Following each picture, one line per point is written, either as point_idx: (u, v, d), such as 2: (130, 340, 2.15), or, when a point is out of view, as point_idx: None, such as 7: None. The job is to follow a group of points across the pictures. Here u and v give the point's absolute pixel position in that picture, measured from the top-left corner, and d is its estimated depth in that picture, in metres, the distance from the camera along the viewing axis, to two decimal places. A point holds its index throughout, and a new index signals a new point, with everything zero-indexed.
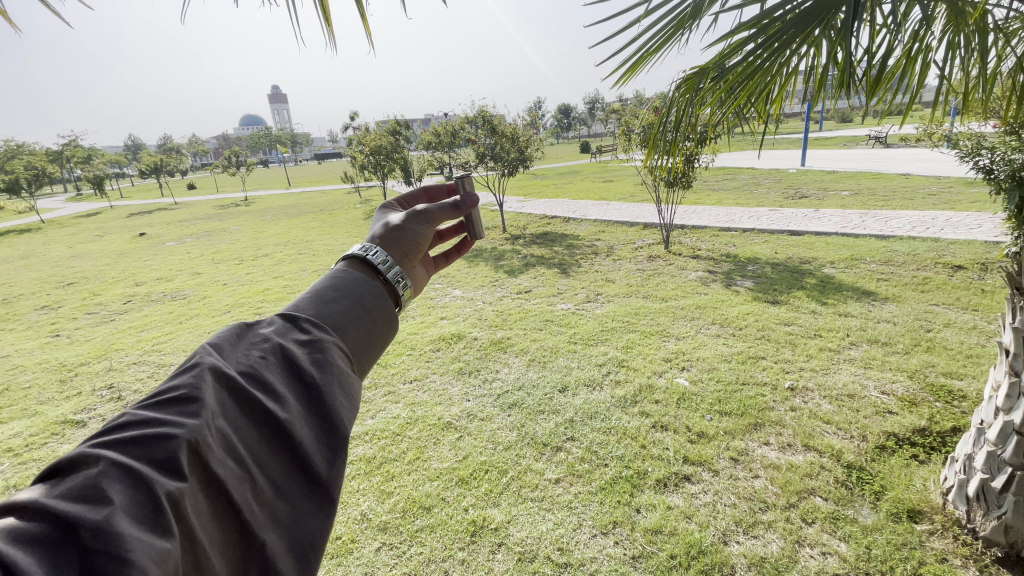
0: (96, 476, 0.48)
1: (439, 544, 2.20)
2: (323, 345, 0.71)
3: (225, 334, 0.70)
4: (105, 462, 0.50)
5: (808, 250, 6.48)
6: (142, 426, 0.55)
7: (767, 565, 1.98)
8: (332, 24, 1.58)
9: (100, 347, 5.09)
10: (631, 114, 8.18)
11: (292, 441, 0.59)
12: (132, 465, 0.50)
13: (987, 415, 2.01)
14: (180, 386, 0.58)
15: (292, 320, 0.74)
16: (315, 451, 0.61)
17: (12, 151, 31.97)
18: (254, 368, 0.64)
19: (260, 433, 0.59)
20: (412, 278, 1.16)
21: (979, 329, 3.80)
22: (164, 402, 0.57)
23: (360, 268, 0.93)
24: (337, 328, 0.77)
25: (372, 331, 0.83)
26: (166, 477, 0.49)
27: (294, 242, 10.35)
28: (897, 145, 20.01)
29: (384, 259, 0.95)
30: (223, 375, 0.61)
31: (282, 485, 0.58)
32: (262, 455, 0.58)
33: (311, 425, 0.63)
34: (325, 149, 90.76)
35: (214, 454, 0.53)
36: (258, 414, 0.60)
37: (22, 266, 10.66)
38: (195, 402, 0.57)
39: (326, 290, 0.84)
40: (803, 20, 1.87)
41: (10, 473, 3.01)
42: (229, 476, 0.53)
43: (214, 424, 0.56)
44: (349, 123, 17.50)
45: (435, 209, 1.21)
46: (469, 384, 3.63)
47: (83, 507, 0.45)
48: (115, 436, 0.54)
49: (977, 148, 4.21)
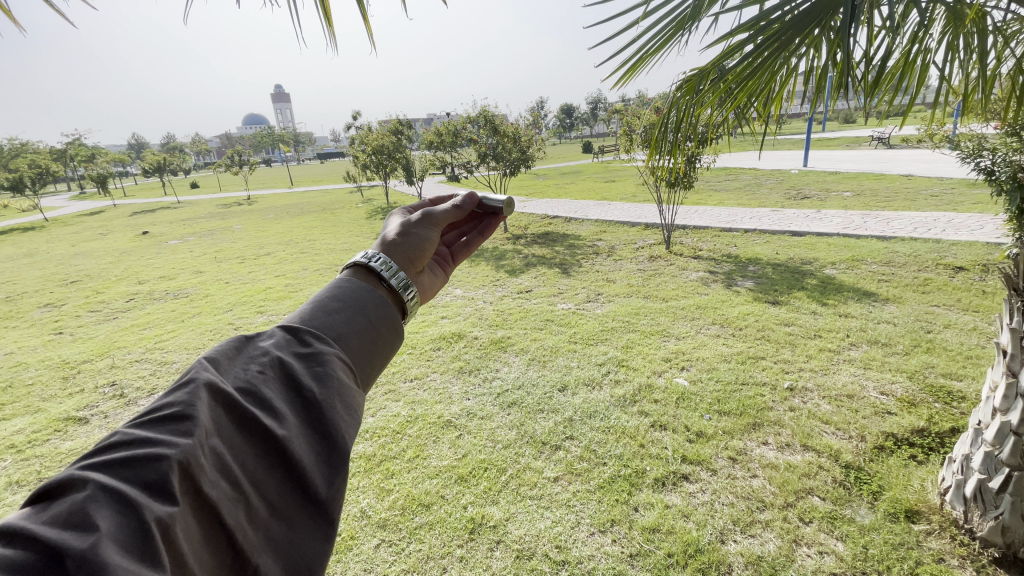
0: (84, 500, 0.48)
1: (437, 541, 2.22)
2: (324, 358, 0.72)
3: (225, 348, 0.71)
4: (93, 486, 0.51)
5: (809, 250, 6.48)
6: (134, 445, 0.56)
7: (764, 564, 1.98)
8: (333, 25, 1.58)
9: (103, 344, 5.13)
10: (633, 114, 8.17)
11: (289, 459, 0.60)
12: (123, 488, 0.51)
13: (985, 415, 2.01)
14: (176, 405, 0.59)
15: (293, 334, 0.75)
16: (314, 468, 0.61)
17: (16, 151, 32.12)
18: (252, 384, 0.65)
19: (256, 450, 0.60)
20: (420, 283, 1.16)
21: (979, 330, 3.80)
22: (159, 419, 0.58)
23: (365, 276, 0.94)
24: (340, 339, 0.78)
25: (376, 341, 0.84)
26: (156, 503, 0.50)
27: (297, 241, 10.38)
28: (900, 147, 19.96)
29: (387, 265, 0.97)
30: (220, 391, 0.62)
31: (278, 505, 0.58)
32: (257, 474, 0.59)
33: (309, 441, 0.63)
34: (326, 148, 90.80)
35: (207, 476, 0.54)
36: (254, 431, 0.61)
37: (27, 263, 10.74)
38: (189, 420, 0.58)
39: (330, 300, 0.85)
40: (801, 21, 1.88)
41: (14, 468, 3.04)
42: (222, 497, 0.54)
43: (208, 444, 0.57)
44: (352, 122, 17.74)
45: (439, 212, 1.23)
46: (468, 383, 3.64)
47: (70, 532, 0.45)
48: (106, 457, 0.55)
49: (979, 149, 4.20)
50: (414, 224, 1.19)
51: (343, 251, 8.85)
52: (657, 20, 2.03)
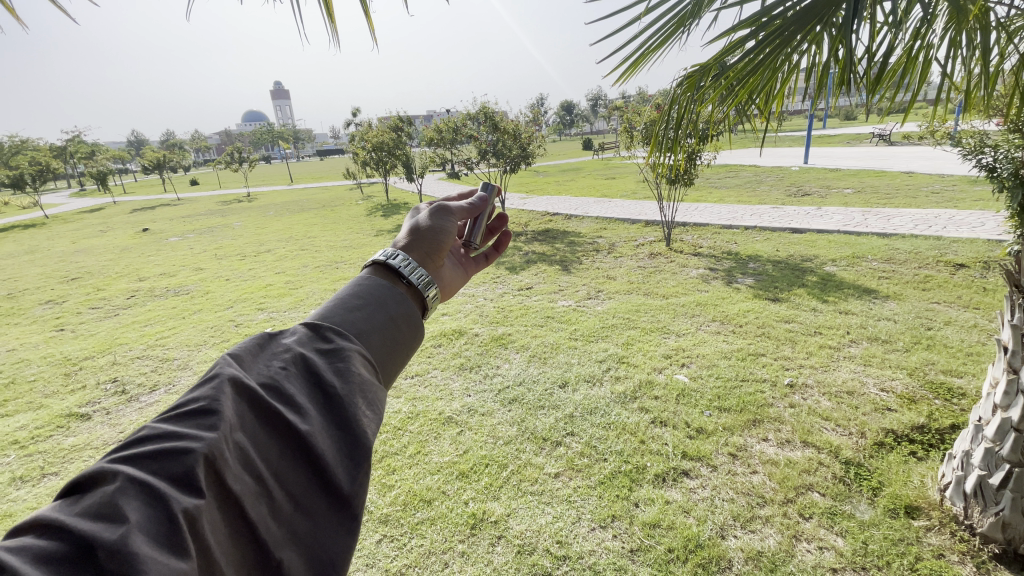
0: (114, 493, 0.49)
1: (439, 536, 2.23)
2: (345, 354, 0.72)
3: (248, 344, 0.71)
4: (122, 478, 0.51)
5: (810, 247, 6.47)
6: (161, 440, 0.56)
7: (764, 559, 1.99)
8: (334, 22, 1.59)
9: (104, 341, 5.13)
10: (633, 110, 8.12)
11: (312, 453, 0.60)
12: (150, 480, 0.51)
13: (986, 411, 2.01)
14: (201, 400, 0.59)
15: (314, 329, 0.75)
16: (336, 463, 0.61)
17: (16, 147, 32.09)
18: (275, 379, 0.65)
19: (279, 446, 0.60)
20: (440, 277, 1.17)
21: (979, 327, 3.81)
22: (184, 413, 0.59)
23: (384, 274, 0.94)
24: (360, 335, 0.78)
25: (397, 338, 0.84)
26: (182, 495, 0.50)
27: (297, 238, 10.38)
28: (901, 144, 19.92)
29: (407, 263, 0.97)
30: (243, 386, 0.63)
31: (302, 500, 0.58)
32: (281, 470, 0.59)
33: (331, 436, 0.63)
34: (326, 145, 90.83)
35: (231, 470, 0.54)
36: (278, 425, 0.61)
37: (26, 260, 10.72)
38: (214, 414, 0.58)
39: (352, 297, 0.85)
40: (802, 17, 1.87)
41: (17, 464, 3.05)
42: (246, 491, 0.55)
43: (232, 438, 0.57)
44: (352, 119, 17.78)
45: (455, 205, 1.25)
46: (469, 379, 3.65)
47: (101, 526, 0.46)
48: (133, 451, 0.55)
49: (981, 146, 4.19)
50: (434, 218, 1.20)
51: (344, 247, 8.85)
52: (658, 17, 2.02)
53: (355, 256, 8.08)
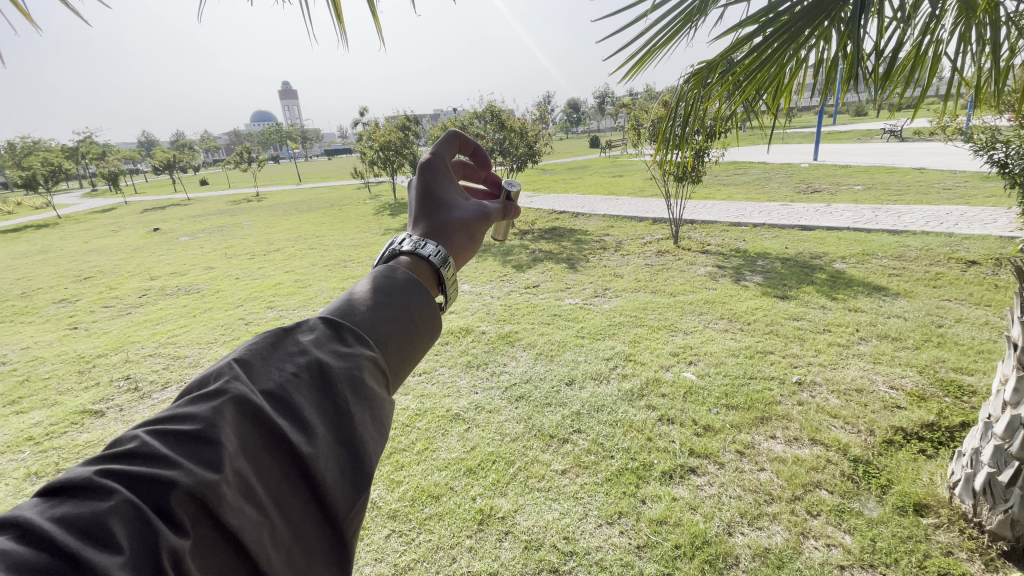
0: (107, 512, 0.48)
1: (447, 531, 2.25)
2: (359, 364, 0.71)
3: (262, 344, 0.70)
4: (118, 494, 0.50)
5: (819, 245, 6.41)
6: (160, 456, 0.55)
7: (772, 556, 2.00)
8: (343, 22, 1.63)
9: (117, 339, 5.21)
10: (639, 107, 8.09)
11: (314, 479, 0.60)
12: (143, 504, 0.50)
13: (995, 408, 2.00)
14: (204, 417, 0.58)
15: (332, 331, 0.75)
16: (336, 488, 0.61)
17: (31, 148, 32.57)
18: (285, 391, 0.65)
19: (282, 469, 0.59)
20: None
21: (991, 324, 3.77)
22: (186, 431, 0.57)
23: (418, 267, 0.95)
24: (378, 341, 0.78)
25: (413, 340, 0.84)
26: (174, 527, 0.49)
27: (306, 237, 10.47)
28: (913, 139, 19.64)
29: (445, 262, 0.97)
30: (247, 404, 0.60)
31: (298, 528, 0.58)
32: (280, 494, 0.58)
33: (334, 459, 0.62)
34: (333, 144, 91.10)
35: (231, 498, 0.53)
36: (281, 448, 0.60)
37: (42, 259, 10.96)
38: (216, 437, 0.56)
39: (376, 293, 0.85)
40: (811, 12, 1.85)
41: (33, 460, 3.13)
42: (245, 524, 0.53)
43: (234, 465, 0.55)
44: (359, 118, 18.01)
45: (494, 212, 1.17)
46: (476, 376, 3.68)
47: (90, 550, 0.45)
48: (128, 465, 0.54)
49: (992, 141, 4.12)
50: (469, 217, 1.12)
51: (352, 246, 8.91)
52: (665, 14, 2.05)
53: (363, 255, 8.15)
